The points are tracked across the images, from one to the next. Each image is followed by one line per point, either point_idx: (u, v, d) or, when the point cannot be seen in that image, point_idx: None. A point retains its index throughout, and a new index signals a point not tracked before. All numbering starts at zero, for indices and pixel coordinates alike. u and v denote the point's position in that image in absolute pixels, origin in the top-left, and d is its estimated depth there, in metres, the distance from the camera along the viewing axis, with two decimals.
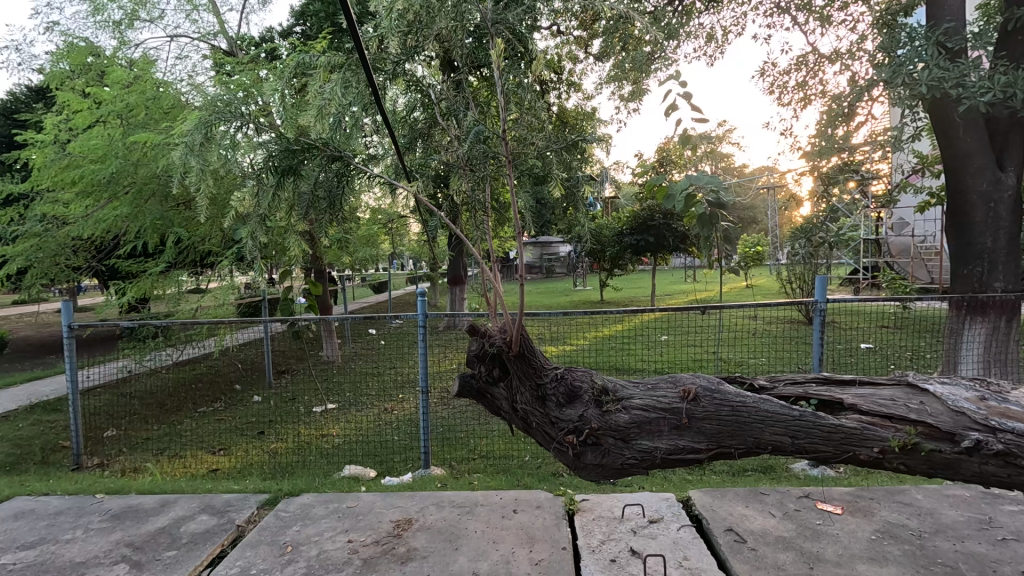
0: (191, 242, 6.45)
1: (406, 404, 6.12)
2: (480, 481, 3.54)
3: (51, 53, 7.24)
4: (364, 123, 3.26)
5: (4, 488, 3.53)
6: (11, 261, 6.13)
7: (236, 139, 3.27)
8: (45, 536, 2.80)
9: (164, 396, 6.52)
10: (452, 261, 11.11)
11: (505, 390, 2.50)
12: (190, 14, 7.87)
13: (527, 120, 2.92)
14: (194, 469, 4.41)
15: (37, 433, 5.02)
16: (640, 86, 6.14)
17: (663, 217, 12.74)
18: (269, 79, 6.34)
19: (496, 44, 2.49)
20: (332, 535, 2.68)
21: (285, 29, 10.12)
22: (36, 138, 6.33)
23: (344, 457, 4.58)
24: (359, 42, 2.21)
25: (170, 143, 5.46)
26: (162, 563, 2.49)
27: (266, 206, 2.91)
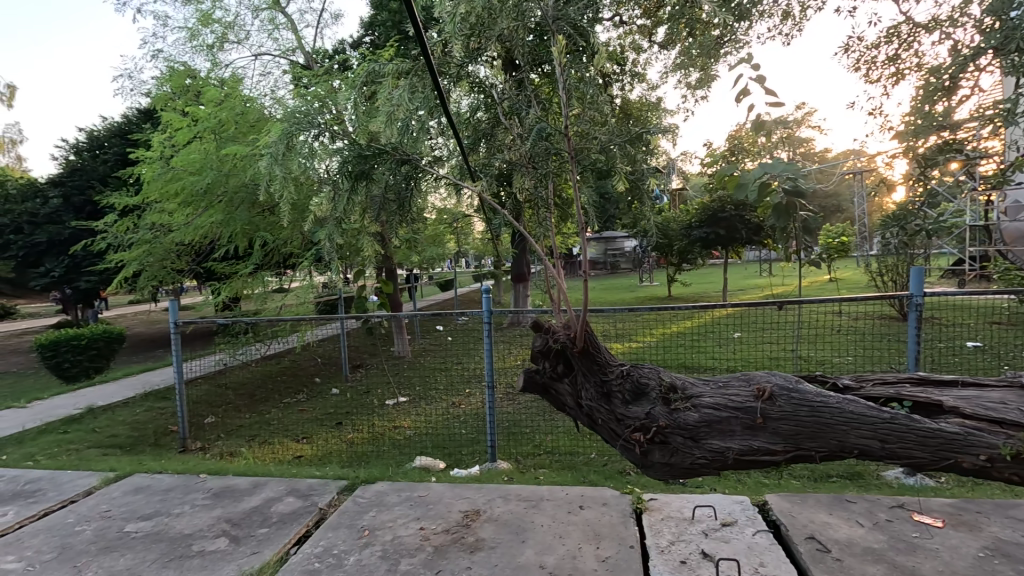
0: (276, 245, 6.97)
1: (472, 400, 6.29)
2: (546, 476, 3.56)
3: (156, 77, 8.05)
4: (431, 126, 3.37)
5: (127, 466, 4.00)
6: (127, 265, 6.90)
7: (314, 148, 3.50)
8: (159, 509, 3.15)
9: (253, 388, 7.10)
10: (516, 259, 11.22)
11: (570, 386, 2.50)
12: (271, 33, 8.45)
13: (590, 114, 2.88)
14: (281, 455, 4.78)
15: (150, 418, 5.64)
16: (708, 73, 5.88)
17: (735, 208, 12.11)
18: (341, 89, 6.68)
19: (557, 40, 2.50)
20: (405, 522, 2.80)
21: (355, 40, 10.62)
22: (145, 155, 7.07)
23: (415, 448, 4.77)
24: (425, 47, 2.30)
25: (256, 153, 5.93)
26: (256, 539, 2.72)
27: (341, 209, 3.10)
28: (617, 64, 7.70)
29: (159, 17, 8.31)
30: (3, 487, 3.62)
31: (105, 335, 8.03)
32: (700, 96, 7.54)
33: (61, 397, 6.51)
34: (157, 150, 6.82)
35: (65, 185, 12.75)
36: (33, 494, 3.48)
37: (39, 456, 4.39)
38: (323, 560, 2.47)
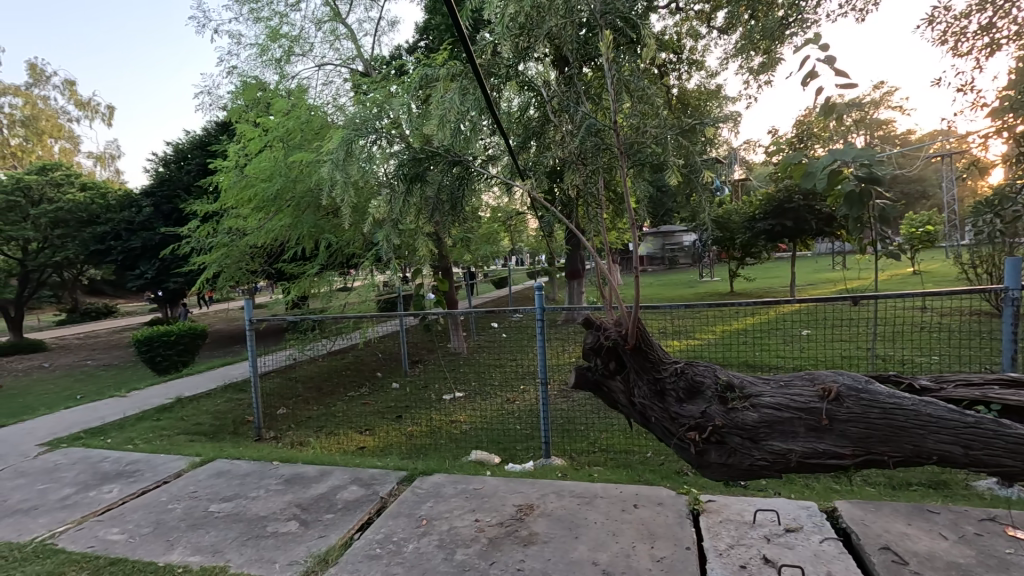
0: (339, 246, 7.33)
1: (527, 396, 6.35)
2: (600, 474, 3.54)
3: (231, 92, 8.66)
4: (482, 126, 3.42)
5: (210, 451, 4.36)
6: (208, 267, 7.48)
7: (372, 152, 3.66)
8: (239, 492, 3.42)
9: (321, 381, 7.51)
10: (570, 255, 11.16)
11: (622, 383, 2.47)
12: (333, 43, 8.86)
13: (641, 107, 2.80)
14: (346, 445, 5.04)
15: (230, 408, 6.10)
16: (771, 56, 5.59)
17: (803, 198, 11.41)
18: (398, 94, 6.90)
19: (605, 34, 2.45)
20: (461, 513, 2.88)
21: (410, 45, 10.92)
22: (223, 165, 7.62)
23: (471, 442, 4.88)
24: (470, 48, 2.35)
25: (320, 159, 6.25)
26: (324, 523, 2.90)
27: (398, 211, 3.21)
28: (673, 53, 7.47)
29: (233, 36, 8.93)
30: (109, 467, 4.05)
31: (191, 331, 8.76)
32: (763, 81, 7.19)
33: (154, 388, 7.17)
34: (233, 160, 7.35)
35: (156, 195, 13.98)
36: (132, 474, 3.87)
37: (138, 440, 4.87)
38: (384, 547, 2.60)
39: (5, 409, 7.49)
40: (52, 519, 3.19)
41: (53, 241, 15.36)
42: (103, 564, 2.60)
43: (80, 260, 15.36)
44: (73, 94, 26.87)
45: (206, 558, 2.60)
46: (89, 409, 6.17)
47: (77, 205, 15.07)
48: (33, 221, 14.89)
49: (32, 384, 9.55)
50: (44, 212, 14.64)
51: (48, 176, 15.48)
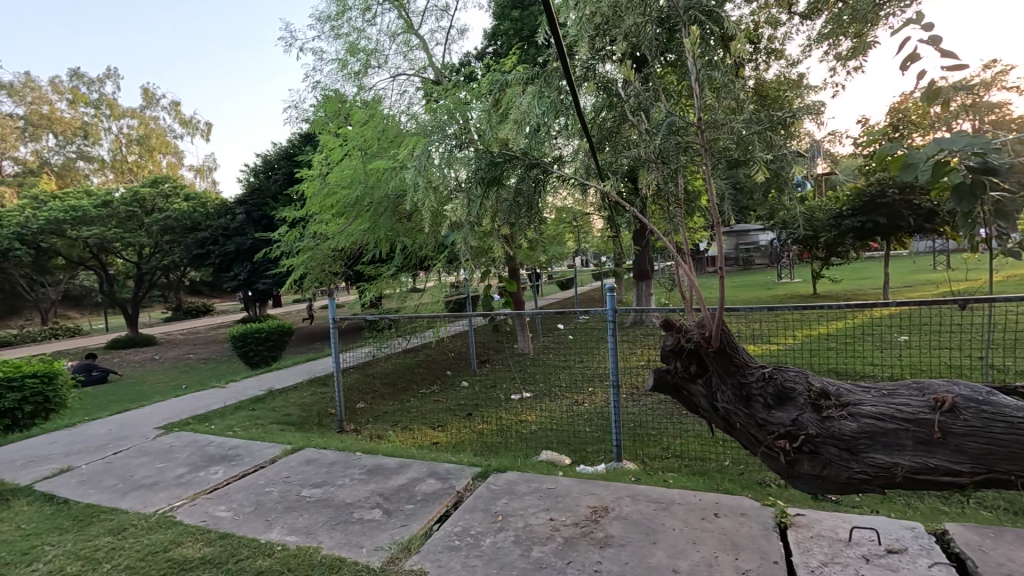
0: (413, 249, 7.65)
1: (595, 398, 6.31)
2: (675, 479, 3.45)
3: (315, 105, 9.27)
4: (556, 128, 3.46)
5: (300, 440, 4.70)
6: (295, 269, 8.05)
7: (448, 157, 3.74)
8: (327, 479, 3.66)
9: (395, 377, 7.85)
10: (638, 256, 10.94)
11: (703, 387, 2.39)
12: (406, 54, 9.24)
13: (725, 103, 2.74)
14: (421, 440, 5.25)
15: (314, 401, 6.53)
16: (864, 39, 5.19)
17: (899, 191, 10.44)
18: (468, 100, 7.09)
19: (691, 29, 2.37)
20: (535, 511, 2.92)
21: (478, 52, 11.17)
22: (308, 174, 8.16)
23: (540, 442, 4.93)
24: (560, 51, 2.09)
25: (396, 166, 6.54)
26: (405, 512, 3.04)
27: (474, 214, 3.30)
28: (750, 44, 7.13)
29: (316, 52, 9.54)
30: (214, 450, 4.48)
31: (279, 328, 9.45)
32: (852, 68, 6.70)
33: (248, 381, 7.81)
34: (317, 169, 7.86)
35: (248, 203, 15.21)
36: (234, 458, 4.25)
37: (237, 427, 5.34)
38: (462, 539, 2.68)
39: (126, 395, 8.45)
40: (170, 494, 3.58)
41: (163, 245, 17.14)
42: (213, 537, 2.88)
43: (185, 263, 17.05)
44: (178, 114, 29.85)
45: (301, 538, 2.81)
46: (195, 398, 6.83)
47: (182, 213, 16.76)
48: (147, 228, 16.70)
49: (146, 375, 10.71)
50: (156, 220, 16.39)
51: (159, 188, 17.31)
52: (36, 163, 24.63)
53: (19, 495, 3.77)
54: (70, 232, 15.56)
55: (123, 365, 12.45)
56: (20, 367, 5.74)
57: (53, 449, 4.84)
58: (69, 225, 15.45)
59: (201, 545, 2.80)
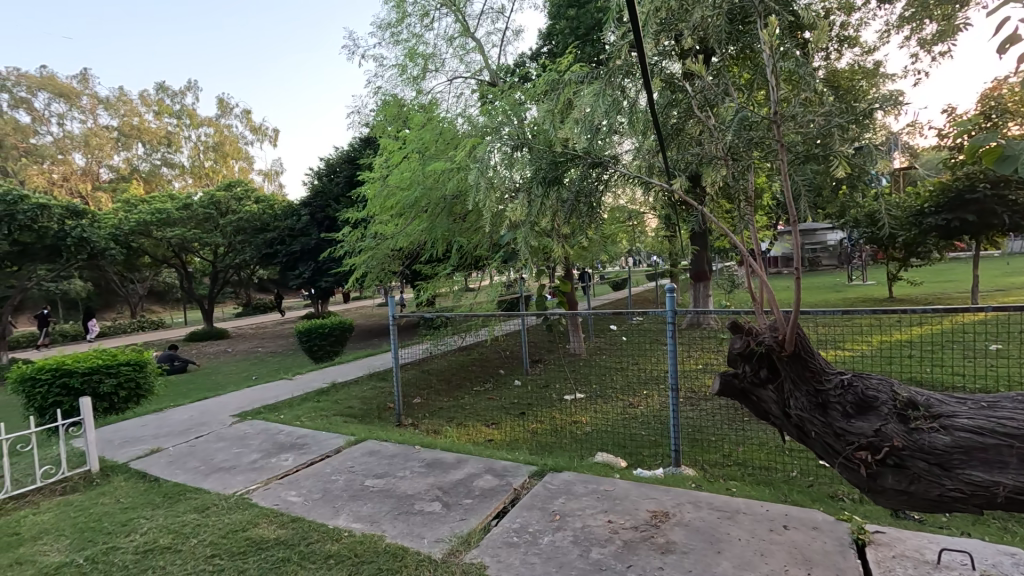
0: (468, 248, 7.78)
1: (650, 401, 6.19)
2: (738, 488, 3.33)
3: (375, 110, 9.59)
4: (618, 126, 3.44)
5: (362, 432, 4.89)
6: (357, 268, 8.38)
7: (508, 158, 3.77)
8: (388, 470, 3.79)
9: (450, 373, 8.02)
10: (695, 257, 10.60)
11: (774, 393, 2.30)
12: (463, 58, 9.39)
13: (804, 96, 2.62)
14: (475, 436, 5.34)
15: (373, 395, 6.78)
16: (953, 22, 4.78)
17: (992, 186, 9.53)
18: (524, 101, 7.13)
19: (769, 21, 2.26)
20: (593, 513, 2.90)
21: (533, 52, 11.19)
22: (369, 176, 8.47)
23: (594, 443, 4.89)
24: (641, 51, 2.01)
25: (454, 168, 6.68)
26: (464, 507, 3.11)
27: (534, 213, 3.32)
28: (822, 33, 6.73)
29: (377, 59, 9.86)
30: (284, 438, 4.75)
31: (341, 324, 9.87)
32: (938, 54, 6.18)
33: (313, 374, 8.21)
34: (378, 171, 8.13)
35: (312, 205, 15.98)
36: (302, 447, 4.49)
37: (304, 418, 5.63)
38: (520, 536, 2.71)
39: (204, 385, 9.10)
40: (246, 478, 3.83)
41: (235, 245, 18.30)
42: (286, 520, 3.06)
43: (255, 261, 18.11)
44: (249, 122, 31.78)
45: (366, 526, 2.93)
46: (265, 389, 7.26)
47: (253, 215, 17.86)
48: (222, 229, 17.89)
49: (221, 367, 11.48)
50: (230, 222, 17.57)
51: (232, 191, 18.48)
52: (127, 170, 26.97)
53: (118, 472, 4.15)
54: (155, 233, 16.92)
55: (200, 357, 13.41)
56: (116, 355, 6.31)
57: (145, 431, 5.29)
58: (154, 226, 16.81)
59: (275, 527, 2.98)
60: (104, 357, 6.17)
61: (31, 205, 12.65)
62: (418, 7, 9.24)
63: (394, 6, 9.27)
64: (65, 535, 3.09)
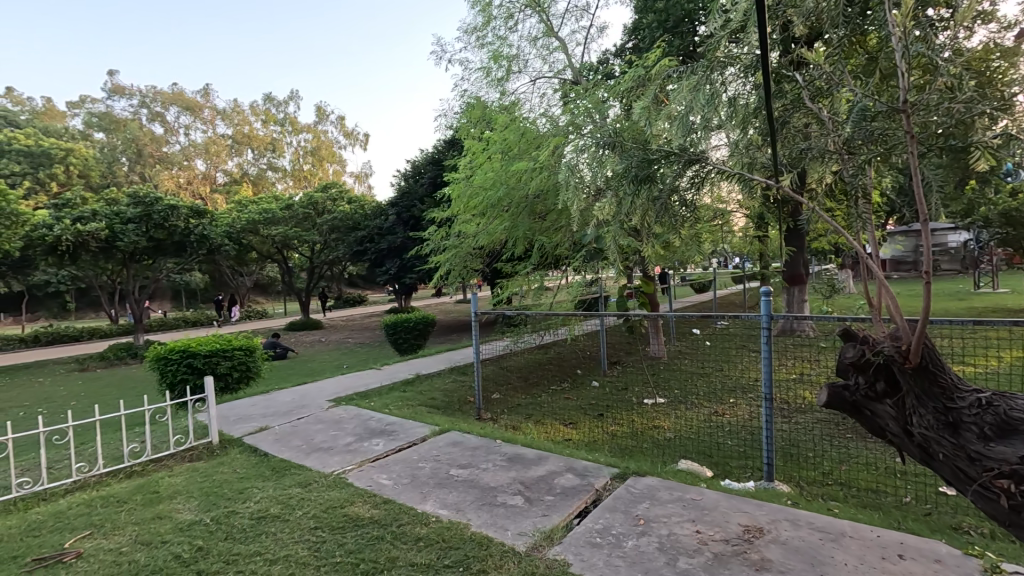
0: (549, 248, 7.81)
1: (738, 411, 5.87)
2: (842, 509, 3.07)
3: (460, 112, 9.88)
4: (717, 120, 3.31)
5: (445, 423, 5.09)
6: (441, 266, 8.69)
7: (597, 156, 3.73)
8: (471, 462, 3.92)
9: (527, 371, 8.10)
10: (791, 258, 9.89)
11: (892, 409, 2.13)
12: (546, 57, 9.42)
13: (942, 82, 2.35)
14: (554, 435, 5.36)
15: (454, 388, 7.01)
16: None
17: None
18: (608, 99, 7.01)
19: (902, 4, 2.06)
20: (680, 521, 2.81)
21: (618, 48, 10.97)
22: (453, 177, 8.75)
23: (677, 450, 4.73)
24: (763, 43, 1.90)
25: (536, 167, 6.72)
26: (546, 503, 3.14)
27: (624, 212, 3.28)
28: None
29: (462, 62, 10.14)
30: (375, 425, 5.05)
31: (424, 319, 10.30)
32: None
33: (398, 365, 8.64)
34: (463, 172, 8.38)
35: (398, 206, 16.80)
36: (391, 433, 4.75)
37: (392, 406, 5.95)
38: (603, 537, 2.69)
39: (302, 370, 9.89)
40: (342, 459, 4.12)
41: (330, 243, 19.68)
42: (379, 502, 3.25)
43: (347, 258, 19.39)
44: (343, 127, 33.98)
45: (452, 513, 3.05)
46: (356, 377, 7.75)
47: (346, 215, 19.11)
48: (318, 228, 19.31)
49: (316, 355, 12.41)
50: (327, 221, 18.92)
51: (328, 192, 19.88)
52: (239, 174, 29.86)
53: (234, 445, 4.63)
54: (263, 230, 18.68)
55: (298, 345, 14.59)
56: (231, 340, 7.03)
57: (255, 410, 5.86)
58: (262, 225, 18.50)
59: (370, 507, 3.18)
60: (222, 341, 6.90)
61: (164, 206, 14.38)
62: (503, 9, 9.39)
63: (480, 10, 9.47)
64: (194, 496, 3.50)
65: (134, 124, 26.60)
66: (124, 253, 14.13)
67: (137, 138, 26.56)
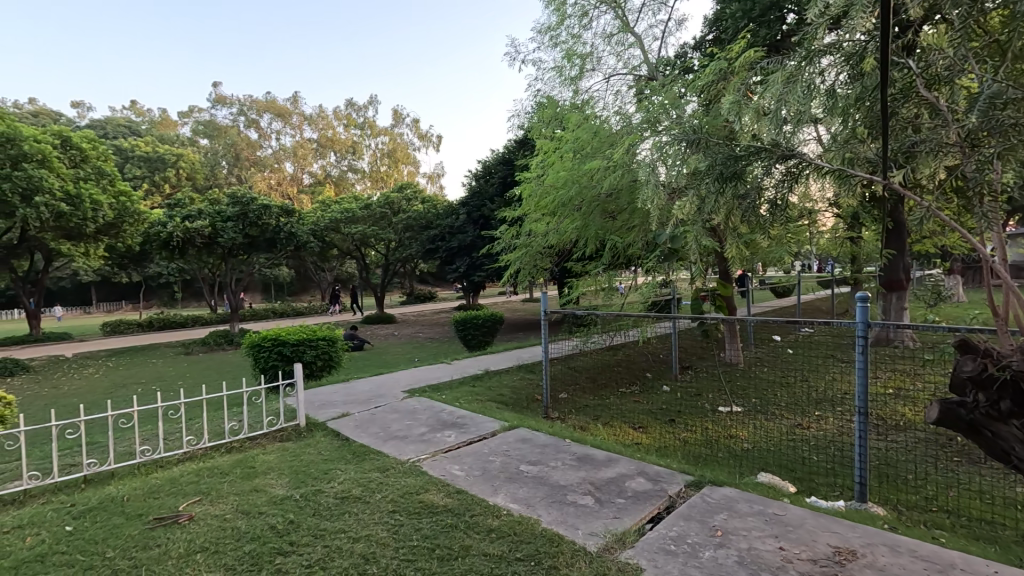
0: (622, 248, 7.69)
1: (824, 424, 5.48)
2: (949, 539, 2.78)
3: (533, 112, 9.93)
4: (816, 111, 3.25)
5: (514, 420, 5.15)
6: (511, 264, 8.79)
7: (679, 154, 3.69)
8: (541, 458, 3.95)
9: (595, 371, 8.01)
10: (890, 262, 8.92)
11: (1016, 428, 2.52)
12: (621, 54, 9.25)
13: None
14: (623, 437, 5.28)
15: (521, 386, 7.07)
16: None
17: None
18: (687, 94, 6.79)
19: None
20: (761, 536, 2.68)
21: (697, 41, 10.56)
22: (524, 176, 8.81)
23: (755, 462, 4.49)
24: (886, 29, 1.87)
25: (609, 166, 6.64)
26: (617, 505, 3.10)
27: (708, 210, 3.31)
28: None
29: (536, 62, 10.17)
30: (446, 417, 5.21)
31: (492, 316, 10.47)
32: None
33: (468, 361, 8.86)
34: (534, 172, 8.44)
35: (469, 205, 17.17)
36: (462, 426, 4.88)
37: (462, 400, 6.12)
38: (678, 545, 2.62)
39: (377, 362, 10.38)
40: (417, 448, 4.30)
41: (403, 240, 20.48)
42: (453, 491, 3.36)
43: (419, 255, 20.11)
44: (417, 129, 35.21)
45: (523, 508, 3.10)
46: (428, 370, 8.04)
47: (419, 214, 19.81)
48: (393, 226, 20.15)
49: (390, 348, 12.98)
50: (402, 220, 19.73)
51: (404, 192, 20.69)
52: (323, 175, 31.79)
53: (318, 429, 4.95)
54: (344, 228, 19.82)
55: (374, 337, 15.34)
56: (316, 331, 7.52)
57: (337, 397, 6.24)
58: (343, 223, 19.60)
59: (443, 495, 3.29)
60: (308, 331, 7.40)
61: (259, 205, 15.60)
62: (577, 7, 9.30)
63: (554, 9, 9.44)
64: (285, 474, 3.79)
65: (234, 130, 29.12)
66: (223, 248, 15.50)
67: (235, 144, 29.11)
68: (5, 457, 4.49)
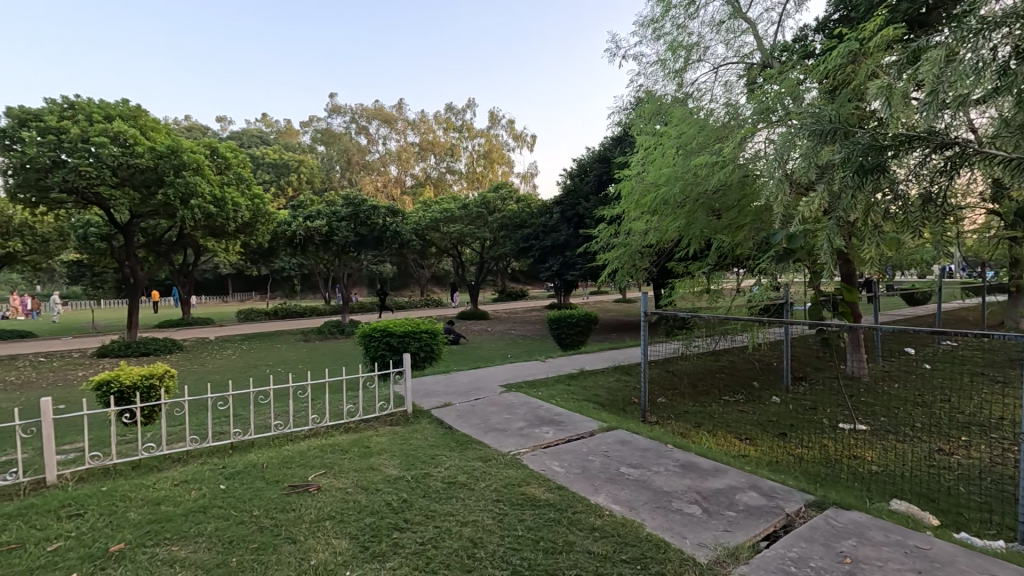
0: (730, 247, 7.26)
1: (973, 452, 4.78)
2: None
3: (633, 108, 9.67)
4: (981, 95, 2.89)
5: (612, 421, 5.09)
6: (609, 263, 8.66)
7: (807, 148, 3.46)
8: (642, 462, 3.86)
9: (695, 376, 7.64)
10: None
11: None
12: (731, 42, 8.70)
13: None
14: (728, 448, 4.99)
15: (618, 387, 6.97)
16: None
17: None
18: (807, 82, 6.23)
19: None
20: (900, 569, 2.41)
21: (819, 22, 9.62)
22: (624, 174, 8.61)
23: (886, 487, 4.03)
24: None
25: (716, 162, 6.32)
26: (728, 518, 2.95)
27: (846, 206, 3.16)
28: None
29: (637, 57, 9.89)
30: (544, 414, 5.27)
31: (587, 316, 10.38)
32: None
33: (562, 359, 8.86)
34: (634, 169, 8.23)
35: (563, 204, 17.14)
36: (560, 424, 4.91)
37: (558, 398, 6.15)
38: (800, 568, 2.43)
39: (474, 356, 10.72)
40: (516, 441, 4.40)
41: (498, 239, 20.96)
42: (554, 486, 3.40)
43: (513, 254, 20.45)
44: (513, 130, 35.77)
45: (626, 510, 3.06)
46: (524, 367, 8.16)
47: (513, 214, 20.15)
48: (489, 225, 20.68)
49: (485, 343, 13.37)
50: (497, 219, 20.19)
51: (499, 192, 21.14)
52: (423, 177, 33.45)
53: (423, 416, 5.24)
54: (443, 228, 20.72)
55: (470, 333, 15.90)
56: (420, 324, 7.94)
57: (439, 387, 6.56)
58: (442, 222, 20.51)
59: (545, 490, 3.34)
60: (412, 324, 7.84)
61: (368, 206, 16.80)
62: None
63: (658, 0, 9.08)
64: (396, 456, 4.07)
65: (346, 138, 31.92)
66: (337, 246, 16.91)
67: (347, 150, 31.64)
68: (170, 421, 5.28)
